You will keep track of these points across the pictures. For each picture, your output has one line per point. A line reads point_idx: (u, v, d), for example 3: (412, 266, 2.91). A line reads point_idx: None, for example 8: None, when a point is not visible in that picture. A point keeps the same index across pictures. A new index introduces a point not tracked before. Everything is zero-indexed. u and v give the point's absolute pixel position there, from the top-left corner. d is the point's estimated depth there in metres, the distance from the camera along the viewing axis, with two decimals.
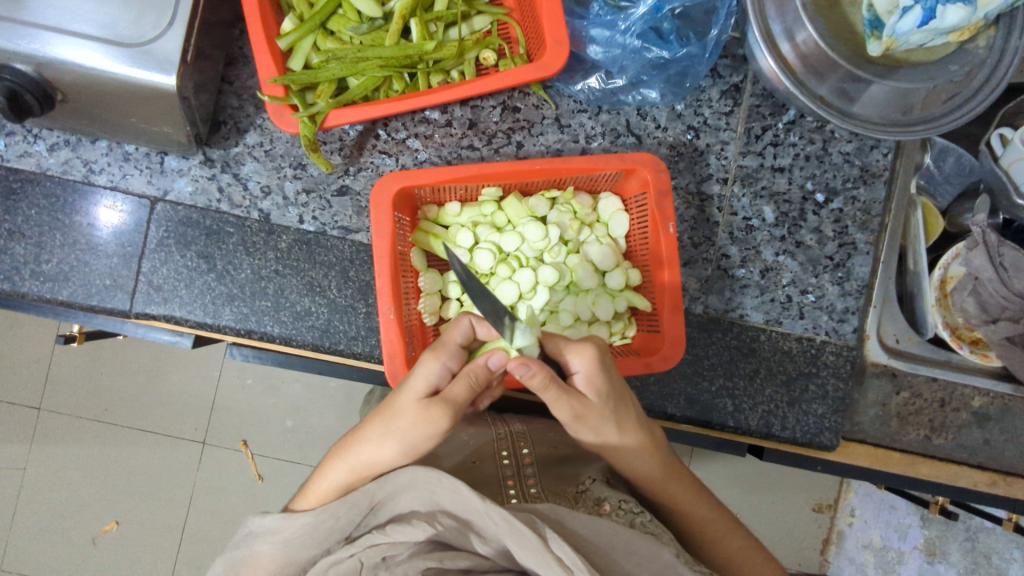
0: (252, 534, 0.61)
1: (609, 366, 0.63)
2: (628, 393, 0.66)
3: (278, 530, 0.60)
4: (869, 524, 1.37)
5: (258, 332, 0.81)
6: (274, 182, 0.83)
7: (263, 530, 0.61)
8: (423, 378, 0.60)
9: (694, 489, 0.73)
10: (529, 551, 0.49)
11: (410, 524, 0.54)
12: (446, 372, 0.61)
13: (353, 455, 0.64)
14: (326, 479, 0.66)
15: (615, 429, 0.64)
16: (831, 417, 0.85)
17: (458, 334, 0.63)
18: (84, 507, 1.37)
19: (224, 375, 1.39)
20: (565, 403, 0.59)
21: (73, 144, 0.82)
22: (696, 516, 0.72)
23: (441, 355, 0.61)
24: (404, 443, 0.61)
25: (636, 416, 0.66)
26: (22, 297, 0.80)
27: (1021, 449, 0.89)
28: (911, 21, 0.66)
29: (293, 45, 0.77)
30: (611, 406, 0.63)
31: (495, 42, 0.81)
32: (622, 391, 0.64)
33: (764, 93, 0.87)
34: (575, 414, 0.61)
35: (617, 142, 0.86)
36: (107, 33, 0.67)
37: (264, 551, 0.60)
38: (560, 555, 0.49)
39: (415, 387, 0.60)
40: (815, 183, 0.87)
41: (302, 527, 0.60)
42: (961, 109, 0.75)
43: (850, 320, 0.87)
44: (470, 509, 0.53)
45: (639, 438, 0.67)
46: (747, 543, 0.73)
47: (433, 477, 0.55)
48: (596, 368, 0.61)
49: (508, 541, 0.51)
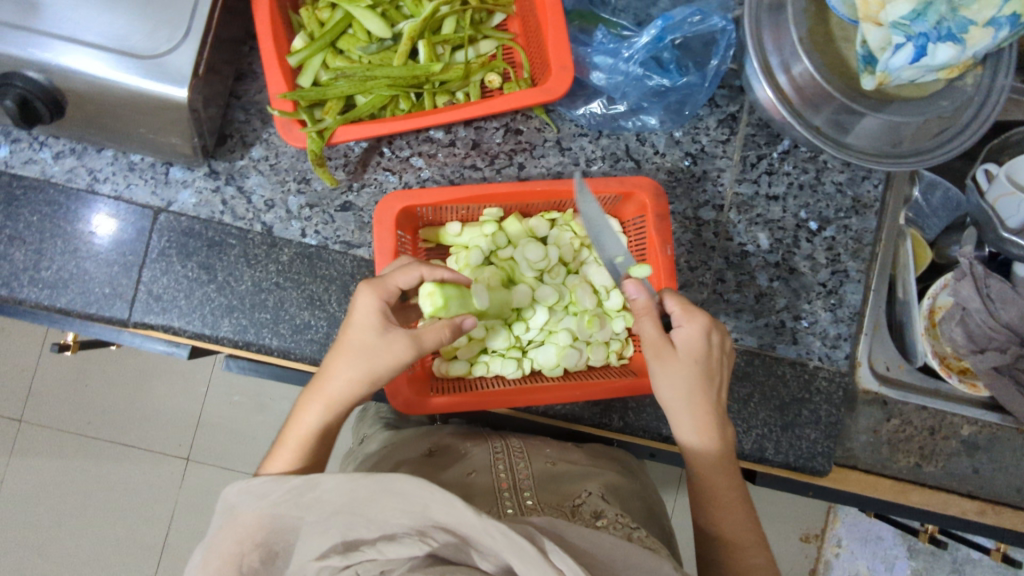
0: (238, 503, 0.56)
1: (705, 347, 0.69)
2: (718, 387, 0.71)
3: (264, 493, 0.56)
4: (857, 554, 1.36)
5: (257, 345, 0.81)
6: (278, 196, 0.84)
7: (250, 496, 0.56)
8: (366, 312, 0.64)
9: (738, 505, 0.70)
10: (531, 567, 0.48)
11: (401, 541, 0.53)
12: (389, 306, 0.66)
13: (329, 387, 0.65)
14: (302, 422, 0.65)
15: (685, 400, 0.69)
16: (823, 443, 0.86)
17: (403, 278, 0.66)
18: (61, 523, 1.34)
19: (212, 390, 1.37)
20: (655, 341, 0.69)
21: (79, 152, 0.83)
22: (726, 528, 0.69)
23: (379, 291, 0.65)
24: (368, 365, 0.63)
25: (716, 412, 0.70)
26: (19, 303, 0.80)
27: (1010, 479, 0.90)
28: (903, 57, 0.69)
29: (303, 62, 0.79)
30: (694, 373, 0.68)
31: (501, 65, 0.84)
32: (718, 376, 0.70)
33: (760, 122, 0.89)
34: (658, 354, 0.69)
35: (617, 166, 0.88)
36: (121, 45, 0.68)
37: (246, 514, 0.56)
38: (563, 569, 0.49)
39: (362, 322, 0.64)
40: (809, 212, 0.89)
41: (288, 491, 0.55)
42: (952, 142, 0.78)
43: (843, 346, 0.88)
44: (466, 525, 0.50)
45: (702, 424, 0.69)
46: (769, 566, 0.67)
47: (428, 491, 0.50)
48: (703, 328, 0.69)
49: (510, 557, 0.49)
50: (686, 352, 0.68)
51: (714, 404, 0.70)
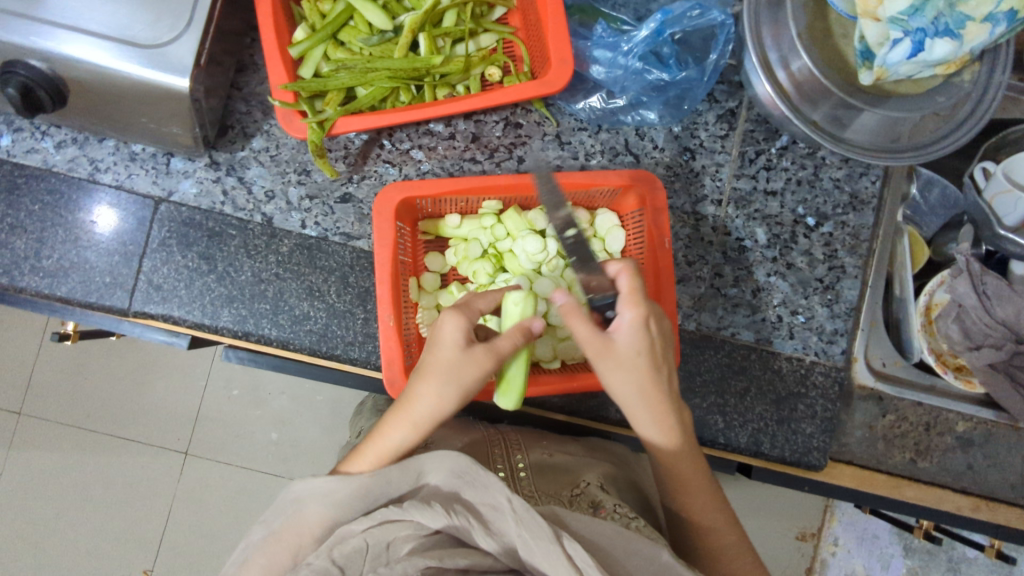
0: (297, 498, 0.60)
1: (646, 338, 0.64)
2: (668, 371, 0.67)
3: (330, 492, 0.60)
4: (853, 552, 1.37)
5: (256, 335, 0.81)
6: (278, 187, 0.84)
7: (314, 490, 0.60)
8: (452, 331, 0.63)
9: (705, 485, 0.69)
10: (539, 538, 0.50)
11: (430, 506, 0.53)
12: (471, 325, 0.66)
13: (416, 409, 0.63)
14: (382, 441, 0.64)
15: (635, 398, 0.64)
16: (819, 437, 0.86)
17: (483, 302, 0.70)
18: (60, 514, 1.35)
19: (211, 383, 1.38)
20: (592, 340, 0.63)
21: (80, 142, 0.83)
22: (695, 510, 0.69)
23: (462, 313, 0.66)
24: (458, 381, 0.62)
25: (670, 401, 0.66)
26: (20, 292, 0.80)
27: (1005, 475, 0.90)
28: (901, 53, 0.69)
29: (305, 54, 0.79)
30: (635, 366, 0.64)
31: (501, 59, 0.85)
32: (663, 360, 0.66)
33: (759, 118, 0.90)
34: (599, 356, 0.64)
35: (616, 161, 0.88)
36: (123, 34, 0.68)
37: (311, 509, 0.59)
38: (571, 554, 0.50)
39: (447, 339, 0.63)
40: (807, 207, 0.90)
41: (356, 488, 0.60)
42: (947, 139, 0.79)
43: (839, 341, 0.88)
44: (493, 502, 0.53)
45: (659, 419, 0.66)
46: (741, 544, 0.68)
47: (472, 467, 0.56)
48: (641, 318, 0.64)
49: (519, 533, 0.51)
50: (626, 347, 0.64)
51: (669, 395, 0.66)
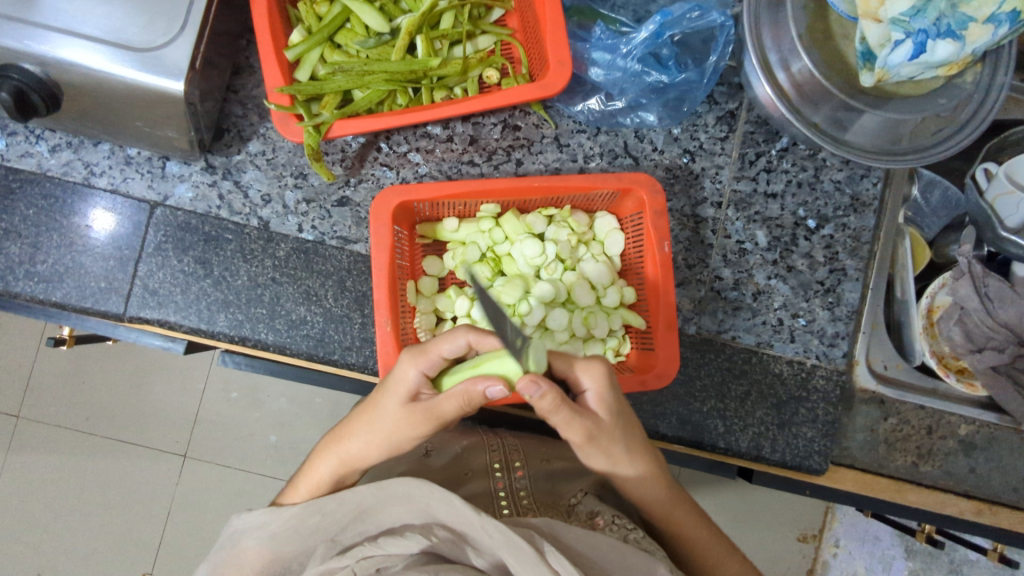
0: (238, 532, 0.63)
1: (615, 394, 0.61)
2: (633, 418, 0.65)
3: (265, 524, 0.62)
4: (854, 554, 1.36)
5: (253, 339, 0.80)
6: (274, 191, 0.84)
7: (250, 525, 0.63)
8: (403, 382, 0.61)
9: (692, 512, 0.74)
10: (527, 568, 0.48)
11: (405, 536, 0.55)
12: (426, 378, 0.62)
13: (348, 448, 0.69)
14: (317, 470, 0.71)
15: (624, 456, 0.64)
16: (820, 441, 0.85)
17: (447, 347, 0.60)
18: (58, 519, 1.34)
19: (210, 386, 1.37)
20: (577, 424, 0.58)
21: (75, 146, 0.83)
22: (695, 539, 0.73)
23: (419, 362, 0.61)
24: (388, 439, 0.65)
25: (643, 442, 0.66)
26: (14, 297, 0.80)
27: (1008, 478, 0.89)
28: (902, 54, 0.68)
29: (301, 56, 0.79)
30: (619, 428, 0.62)
31: (499, 61, 0.84)
32: (628, 411, 0.63)
33: (759, 120, 0.89)
34: (587, 434, 0.59)
35: (615, 163, 0.88)
36: (117, 37, 0.68)
37: (251, 544, 0.63)
38: (558, 569, 0.48)
39: (394, 390, 0.62)
40: (808, 209, 0.89)
41: (289, 519, 0.62)
42: (949, 141, 0.79)
43: (840, 345, 0.88)
44: (466, 520, 0.52)
45: (645, 466, 0.67)
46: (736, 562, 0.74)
47: (428, 490, 0.54)
48: (605, 384, 0.60)
49: (504, 555, 0.50)
50: (600, 407, 0.60)
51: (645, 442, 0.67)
